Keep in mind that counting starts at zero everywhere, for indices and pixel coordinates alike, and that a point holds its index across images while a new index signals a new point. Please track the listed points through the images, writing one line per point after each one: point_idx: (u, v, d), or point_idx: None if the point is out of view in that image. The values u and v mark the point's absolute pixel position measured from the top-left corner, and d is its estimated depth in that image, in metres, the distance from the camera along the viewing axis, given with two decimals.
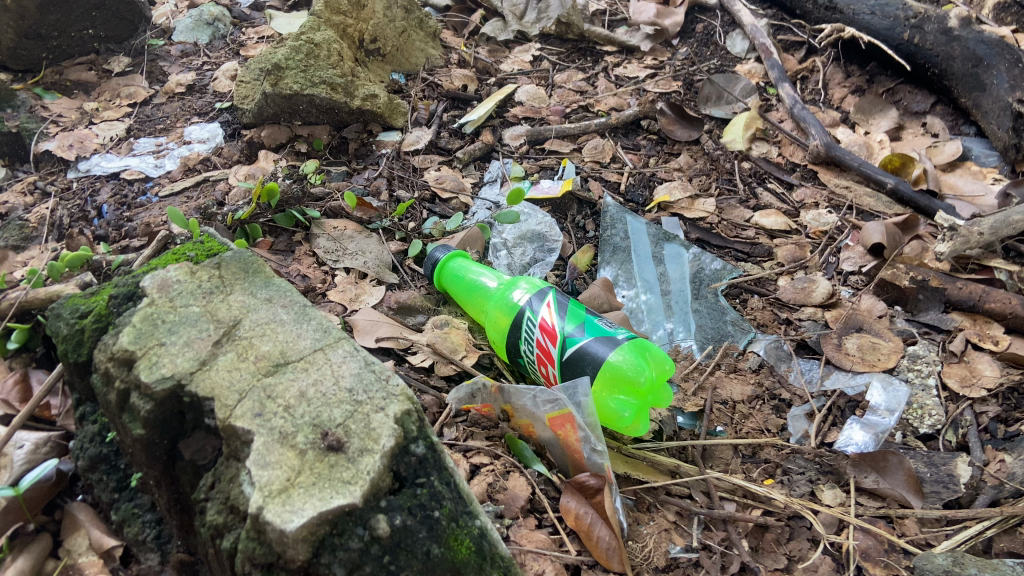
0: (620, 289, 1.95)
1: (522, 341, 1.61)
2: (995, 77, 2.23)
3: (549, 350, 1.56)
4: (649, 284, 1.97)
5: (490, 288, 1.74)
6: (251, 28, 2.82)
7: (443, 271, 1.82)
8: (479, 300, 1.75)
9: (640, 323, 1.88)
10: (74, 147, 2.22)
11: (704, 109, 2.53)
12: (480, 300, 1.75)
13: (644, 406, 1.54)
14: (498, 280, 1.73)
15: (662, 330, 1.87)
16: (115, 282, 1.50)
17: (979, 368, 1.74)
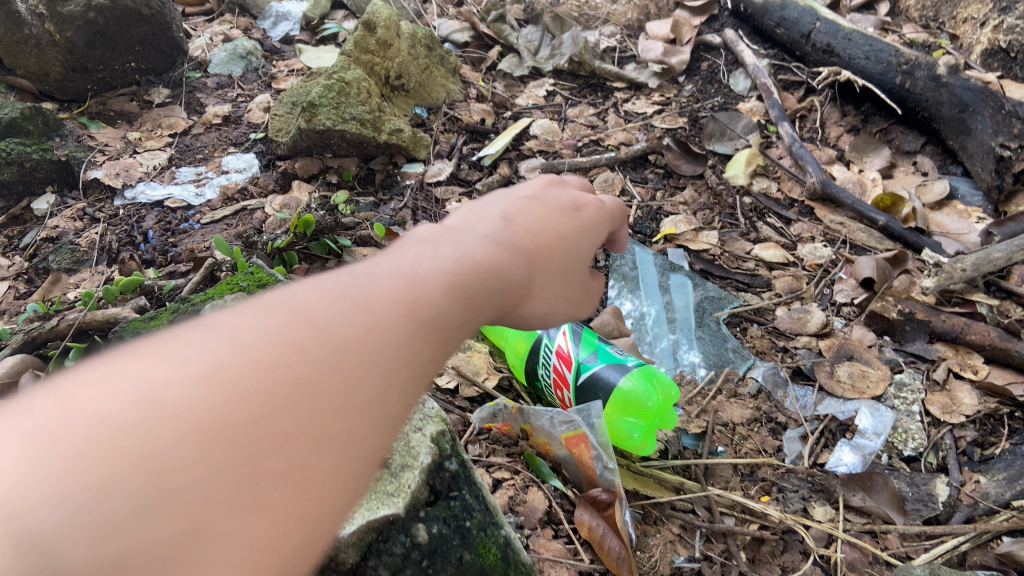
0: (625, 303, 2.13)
1: (540, 366, 1.76)
2: (980, 122, 2.40)
3: (563, 374, 1.70)
4: (653, 298, 2.16)
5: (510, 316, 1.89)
6: (282, 61, 2.99)
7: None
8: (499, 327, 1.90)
9: (645, 336, 2.06)
10: (121, 175, 2.38)
11: (708, 145, 2.69)
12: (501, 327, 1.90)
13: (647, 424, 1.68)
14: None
15: (665, 342, 2.06)
16: (173, 307, 1.65)
17: (959, 396, 1.90)
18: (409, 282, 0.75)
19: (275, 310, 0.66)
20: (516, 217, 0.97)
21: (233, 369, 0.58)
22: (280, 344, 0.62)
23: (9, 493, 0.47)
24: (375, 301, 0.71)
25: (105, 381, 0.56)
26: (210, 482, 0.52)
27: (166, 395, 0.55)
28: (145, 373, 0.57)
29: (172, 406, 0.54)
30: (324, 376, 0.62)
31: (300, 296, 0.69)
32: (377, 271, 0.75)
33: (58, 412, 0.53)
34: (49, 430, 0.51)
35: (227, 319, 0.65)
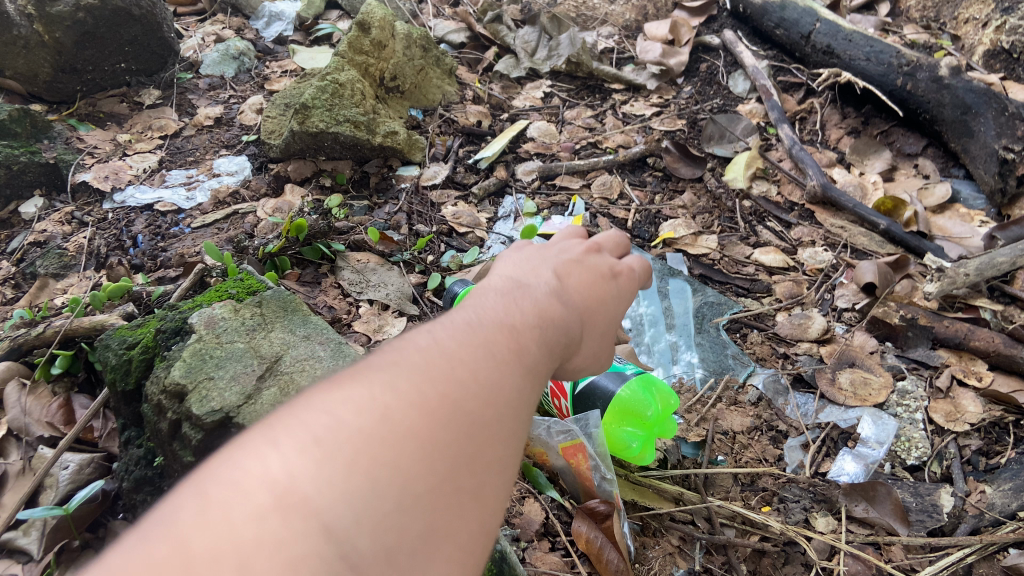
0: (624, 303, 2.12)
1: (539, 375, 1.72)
2: (983, 125, 2.37)
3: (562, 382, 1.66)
4: (651, 297, 2.14)
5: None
6: (275, 62, 2.95)
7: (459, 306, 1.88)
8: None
9: (642, 336, 2.05)
10: (110, 178, 2.34)
11: (707, 147, 2.66)
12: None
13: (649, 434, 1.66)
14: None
15: (664, 342, 2.04)
16: (160, 315, 1.61)
17: (964, 404, 1.86)
18: (538, 315, 0.84)
19: (448, 335, 0.73)
20: (589, 257, 1.04)
21: (441, 390, 0.66)
22: (462, 368, 0.70)
23: (306, 496, 0.54)
24: (520, 331, 0.79)
25: (341, 396, 0.63)
26: (430, 491, 0.60)
27: (400, 412, 0.62)
28: (370, 391, 0.63)
29: (407, 421, 0.62)
30: (503, 398, 0.70)
31: (461, 322, 0.77)
32: (509, 304, 0.84)
33: (315, 424, 0.59)
34: (319, 440, 0.58)
35: (406, 344, 0.72)
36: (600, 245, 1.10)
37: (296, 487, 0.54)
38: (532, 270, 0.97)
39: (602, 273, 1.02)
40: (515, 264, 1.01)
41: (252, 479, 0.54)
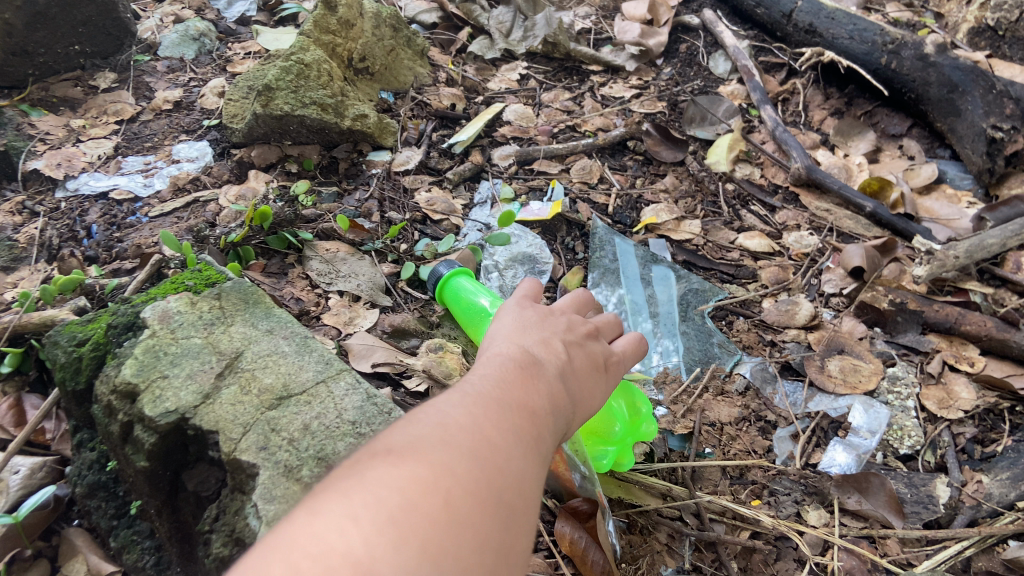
0: (602, 293, 2.03)
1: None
2: (970, 103, 2.31)
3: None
4: (632, 282, 2.07)
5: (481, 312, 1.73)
6: (238, 43, 2.82)
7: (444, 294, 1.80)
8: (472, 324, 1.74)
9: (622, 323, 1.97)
10: (63, 165, 2.22)
11: (688, 130, 2.58)
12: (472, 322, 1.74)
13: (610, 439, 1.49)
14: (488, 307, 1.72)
15: (643, 330, 1.96)
16: (112, 308, 1.49)
17: (956, 390, 1.81)
18: (548, 401, 0.87)
19: (480, 421, 0.75)
20: (586, 342, 1.07)
21: (484, 479, 0.68)
22: (498, 458, 0.72)
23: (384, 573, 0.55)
24: (534, 420, 0.82)
25: (397, 474, 0.64)
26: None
27: (456, 498, 0.64)
28: (421, 471, 0.65)
29: (462, 506, 0.64)
30: (531, 490, 0.73)
31: (484, 404, 0.79)
32: (523, 385, 0.86)
33: (387, 500, 0.61)
34: (392, 521, 0.59)
35: (440, 424, 0.73)
36: (593, 328, 1.13)
37: (378, 567, 0.55)
38: (535, 344, 0.99)
39: (595, 360, 1.05)
40: (514, 333, 1.02)
41: (334, 552, 0.55)
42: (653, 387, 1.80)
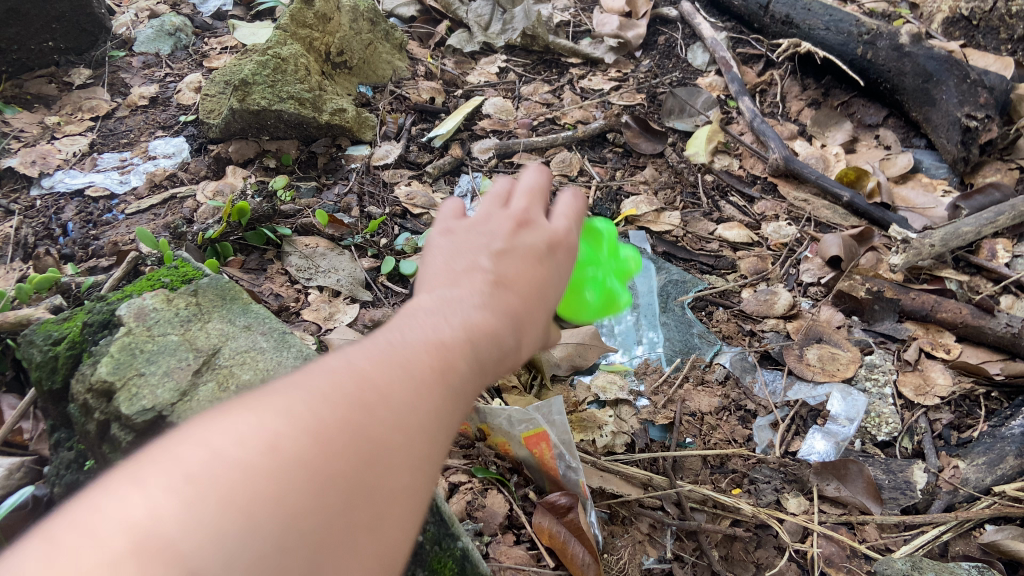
0: None
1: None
2: (944, 93, 2.34)
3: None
4: None
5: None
6: (214, 38, 2.79)
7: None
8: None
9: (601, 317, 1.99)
10: (37, 163, 2.19)
11: (667, 122, 2.59)
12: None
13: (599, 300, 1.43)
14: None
15: (623, 323, 1.99)
16: (88, 306, 1.48)
17: (932, 376, 1.83)
18: (449, 328, 0.75)
19: (348, 362, 0.65)
20: (518, 240, 0.93)
21: (329, 422, 0.58)
22: (359, 396, 0.62)
23: (171, 540, 0.47)
24: (425, 352, 0.70)
25: (228, 425, 0.55)
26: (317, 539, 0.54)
27: (282, 447, 0.54)
28: (260, 418, 0.56)
29: (289, 457, 0.54)
30: (408, 426, 0.63)
31: (363, 345, 0.68)
32: (415, 319, 0.75)
33: (186, 463, 0.51)
34: (190, 480, 0.50)
35: (296, 374, 0.63)
36: (529, 212, 0.98)
37: (158, 535, 0.47)
38: (451, 269, 0.86)
39: (532, 256, 0.91)
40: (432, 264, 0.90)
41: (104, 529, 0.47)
42: (633, 378, 1.83)
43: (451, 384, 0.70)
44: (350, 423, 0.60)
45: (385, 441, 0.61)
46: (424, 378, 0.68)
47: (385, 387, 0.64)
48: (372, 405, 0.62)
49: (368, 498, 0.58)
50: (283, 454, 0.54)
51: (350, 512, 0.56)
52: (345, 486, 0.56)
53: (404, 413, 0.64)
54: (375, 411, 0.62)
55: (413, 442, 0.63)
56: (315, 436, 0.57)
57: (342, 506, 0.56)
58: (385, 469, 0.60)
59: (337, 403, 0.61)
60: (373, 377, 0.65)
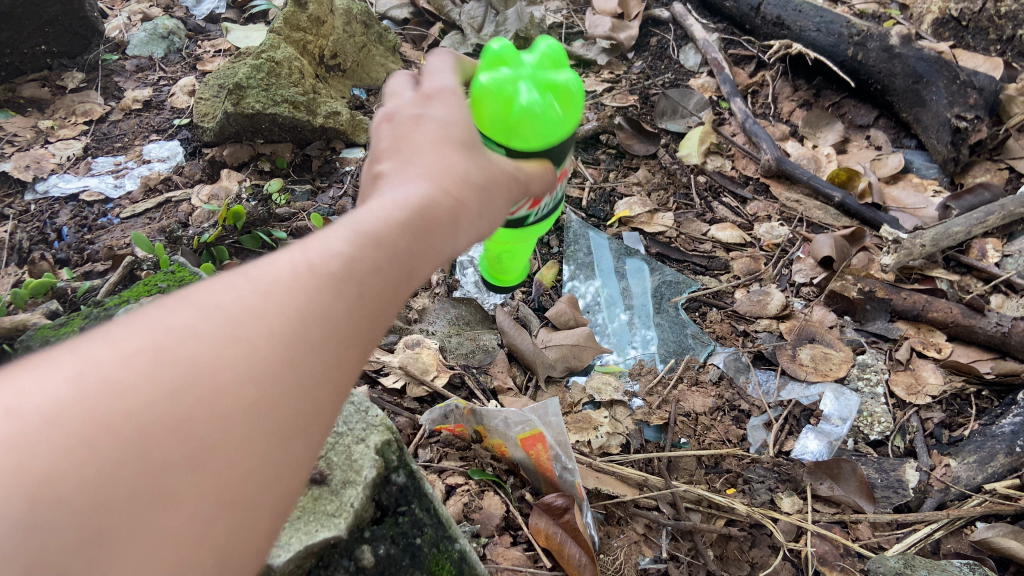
0: (578, 286, 2.06)
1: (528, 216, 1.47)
2: (934, 93, 2.36)
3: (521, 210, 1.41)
4: (607, 275, 2.10)
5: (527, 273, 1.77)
6: (207, 41, 2.80)
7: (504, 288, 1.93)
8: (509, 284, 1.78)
9: (595, 315, 2.00)
10: (31, 167, 2.19)
11: (659, 123, 2.60)
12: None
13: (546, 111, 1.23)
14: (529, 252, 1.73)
15: (618, 321, 2.00)
16: (85, 311, 1.49)
17: (924, 375, 1.85)
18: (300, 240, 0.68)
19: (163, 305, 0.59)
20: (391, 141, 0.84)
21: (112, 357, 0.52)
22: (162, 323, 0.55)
23: None
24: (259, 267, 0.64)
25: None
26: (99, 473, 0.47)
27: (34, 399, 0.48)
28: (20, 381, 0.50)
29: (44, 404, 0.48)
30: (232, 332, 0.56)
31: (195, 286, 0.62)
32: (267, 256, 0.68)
33: None
34: None
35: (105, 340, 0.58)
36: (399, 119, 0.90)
37: None
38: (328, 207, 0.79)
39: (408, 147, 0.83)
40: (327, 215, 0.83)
41: None
42: (628, 378, 1.84)
43: (307, 269, 0.62)
44: (157, 345, 0.54)
45: (206, 348, 0.55)
46: (262, 279, 0.61)
47: (200, 305, 0.58)
48: (186, 321, 0.56)
49: (188, 413, 0.52)
50: (30, 407, 0.48)
51: (159, 435, 0.50)
52: (147, 405, 0.50)
53: (231, 316, 0.57)
54: (192, 325, 0.56)
55: (249, 343, 0.56)
56: (82, 379, 0.50)
57: (149, 427, 0.50)
58: (209, 375, 0.54)
59: (141, 329, 0.55)
60: (187, 300, 0.59)
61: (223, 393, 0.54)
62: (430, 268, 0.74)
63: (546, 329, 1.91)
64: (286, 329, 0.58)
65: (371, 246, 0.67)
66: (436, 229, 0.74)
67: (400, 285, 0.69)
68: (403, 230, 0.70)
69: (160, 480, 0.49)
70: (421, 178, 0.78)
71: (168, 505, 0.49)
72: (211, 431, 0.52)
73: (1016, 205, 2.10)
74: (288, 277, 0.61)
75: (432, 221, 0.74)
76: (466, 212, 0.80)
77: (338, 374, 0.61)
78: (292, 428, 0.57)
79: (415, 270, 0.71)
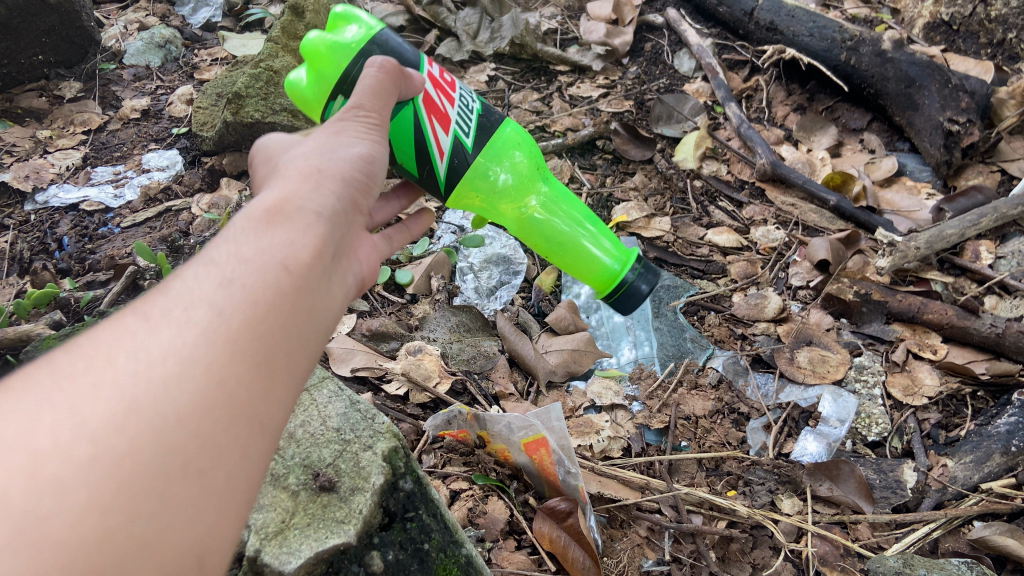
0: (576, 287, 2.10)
1: (463, 141, 1.21)
2: (926, 97, 2.39)
3: (438, 140, 1.18)
4: None
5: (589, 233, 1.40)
6: (204, 50, 2.81)
7: (612, 273, 1.40)
8: (591, 262, 1.40)
9: (589, 316, 2.04)
10: (30, 178, 2.20)
11: (655, 128, 2.62)
12: (584, 269, 1.41)
13: (328, 43, 1.14)
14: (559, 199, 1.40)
15: (612, 320, 2.04)
16: None
17: (920, 376, 1.87)
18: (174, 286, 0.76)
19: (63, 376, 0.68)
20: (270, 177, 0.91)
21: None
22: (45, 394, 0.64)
23: None
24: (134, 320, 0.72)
25: None
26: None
27: None
28: None
29: None
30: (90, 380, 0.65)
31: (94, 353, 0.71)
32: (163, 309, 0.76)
33: None
34: None
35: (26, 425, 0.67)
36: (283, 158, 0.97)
37: None
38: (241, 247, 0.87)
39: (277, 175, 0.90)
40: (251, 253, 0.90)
41: None
42: (628, 383, 1.86)
43: (151, 311, 0.71)
44: (22, 419, 0.62)
45: (88, 375, 0.65)
46: (107, 330, 0.69)
47: (53, 365, 0.66)
48: (36, 382, 0.65)
49: (42, 446, 0.60)
50: None
51: (16, 476, 0.58)
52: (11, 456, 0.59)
53: (78, 365, 0.66)
54: (41, 384, 0.64)
55: (97, 378, 0.65)
56: None
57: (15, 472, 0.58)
58: (62, 411, 0.62)
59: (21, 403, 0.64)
60: (40, 365, 0.67)
61: (75, 420, 0.62)
62: (304, 257, 0.79)
63: (546, 334, 1.94)
64: (136, 358, 0.66)
65: (211, 269, 0.75)
66: (287, 223, 0.80)
67: (264, 283, 0.75)
68: (249, 242, 0.78)
69: (29, 509, 0.57)
70: (274, 191, 0.85)
71: (45, 525, 0.57)
72: (68, 457, 0.59)
73: (1008, 207, 2.13)
74: (133, 320, 0.70)
75: (285, 221, 0.80)
76: (328, 197, 0.85)
77: (208, 371, 0.68)
78: (167, 432, 0.64)
79: (284, 263, 0.77)
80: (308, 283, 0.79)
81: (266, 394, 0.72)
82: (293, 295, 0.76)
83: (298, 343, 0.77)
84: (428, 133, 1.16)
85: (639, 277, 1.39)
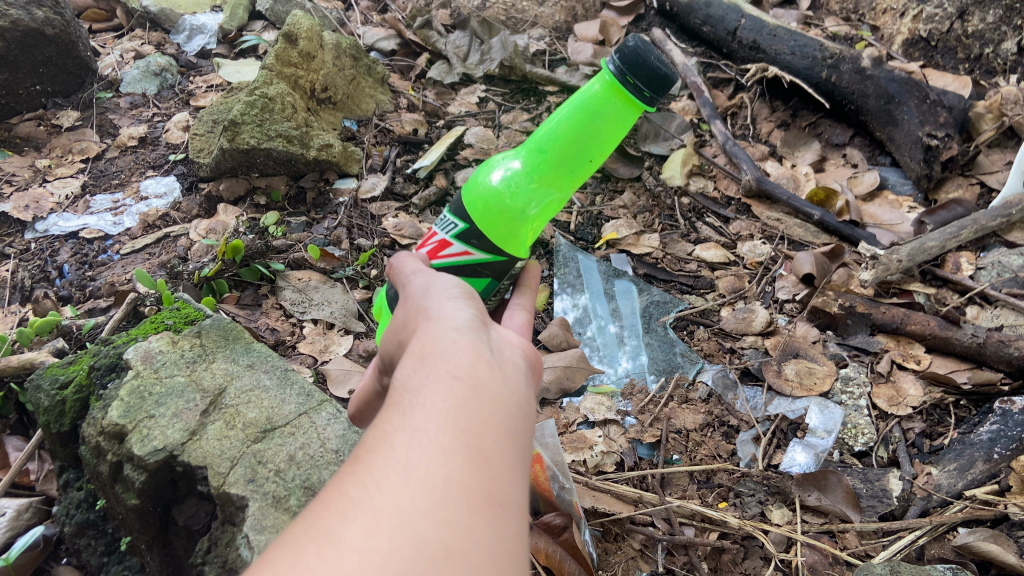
0: (570, 299, 2.14)
1: (463, 229, 1.20)
2: (906, 113, 2.45)
3: (459, 255, 1.21)
4: (596, 294, 2.17)
5: (578, 117, 1.13)
6: (199, 77, 2.86)
7: (622, 89, 1.10)
8: (609, 113, 1.12)
9: (583, 330, 2.09)
10: (30, 207, 2.23)
11: (643, 146, 2.67)
12: (618, 115, 1.13)
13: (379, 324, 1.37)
14: (527, 154, 1.17)
15: (608, 331, 2.09)
16: (93, 349, 1.53)
17: (904, 387, 1.92)
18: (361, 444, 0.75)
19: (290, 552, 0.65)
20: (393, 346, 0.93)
21: None
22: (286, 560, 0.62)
23: None
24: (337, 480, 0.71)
25: None
26: None
27: None
28: None
29: None
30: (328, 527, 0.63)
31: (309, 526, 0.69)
32: None
33: None
34: None
35: None
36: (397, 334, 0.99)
37: None
38: None
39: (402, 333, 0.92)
40: None
41: None
42: (620, 399, 1.90)
43: (355, 456, 0.70)
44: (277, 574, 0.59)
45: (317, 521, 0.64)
46: (325, 488, 0.68)
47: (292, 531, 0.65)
48: (286, 545, 0.63)
49: None
50: None
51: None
52: None
53: (316, 517, 0.64)
54: (291, 542, 0.63)
55: (338, 517, 0.63)
56: None
57: None
58: (321, 551, 0.60)
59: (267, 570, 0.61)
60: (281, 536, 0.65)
61: (339, 557, 0.59)
62: (469, 358, 0.79)
63: (539, 351, 1.98)
64: (366, 489, 0.65)
65: (393, 407, 0.74)
66: (440, 341, 0.81)
67: (445, 391, 0.74)
68: (415, 369, 0.78)
69: None
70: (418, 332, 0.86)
71: None
72: None
73: (987, 219, 2.19)
74: (346, 471, 0.69)
75: (435, 341, 0.81)
76: (460, 312, 0.87)
77: (433, 475, 0.66)
78: (424, 534, 0.62)
79: (453, 368, 0.77)
80: (484, 377, 0.78)
81: (498, 481, 0.70)
82: (478, 392, 0.76)
83: (502, 430, 0.75)
84: (454, 264, 1.22)
85: (624, 61, 1.07)
